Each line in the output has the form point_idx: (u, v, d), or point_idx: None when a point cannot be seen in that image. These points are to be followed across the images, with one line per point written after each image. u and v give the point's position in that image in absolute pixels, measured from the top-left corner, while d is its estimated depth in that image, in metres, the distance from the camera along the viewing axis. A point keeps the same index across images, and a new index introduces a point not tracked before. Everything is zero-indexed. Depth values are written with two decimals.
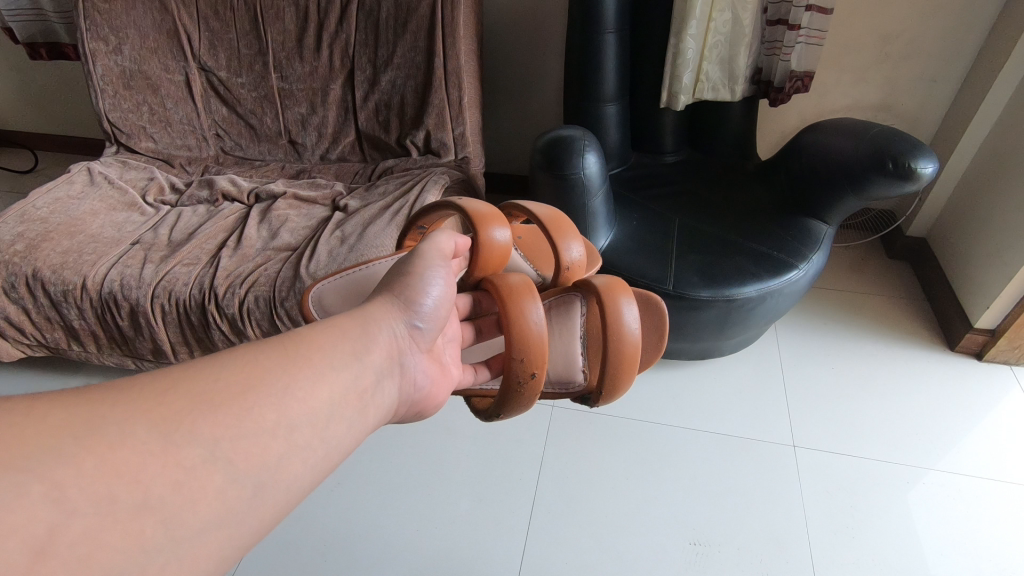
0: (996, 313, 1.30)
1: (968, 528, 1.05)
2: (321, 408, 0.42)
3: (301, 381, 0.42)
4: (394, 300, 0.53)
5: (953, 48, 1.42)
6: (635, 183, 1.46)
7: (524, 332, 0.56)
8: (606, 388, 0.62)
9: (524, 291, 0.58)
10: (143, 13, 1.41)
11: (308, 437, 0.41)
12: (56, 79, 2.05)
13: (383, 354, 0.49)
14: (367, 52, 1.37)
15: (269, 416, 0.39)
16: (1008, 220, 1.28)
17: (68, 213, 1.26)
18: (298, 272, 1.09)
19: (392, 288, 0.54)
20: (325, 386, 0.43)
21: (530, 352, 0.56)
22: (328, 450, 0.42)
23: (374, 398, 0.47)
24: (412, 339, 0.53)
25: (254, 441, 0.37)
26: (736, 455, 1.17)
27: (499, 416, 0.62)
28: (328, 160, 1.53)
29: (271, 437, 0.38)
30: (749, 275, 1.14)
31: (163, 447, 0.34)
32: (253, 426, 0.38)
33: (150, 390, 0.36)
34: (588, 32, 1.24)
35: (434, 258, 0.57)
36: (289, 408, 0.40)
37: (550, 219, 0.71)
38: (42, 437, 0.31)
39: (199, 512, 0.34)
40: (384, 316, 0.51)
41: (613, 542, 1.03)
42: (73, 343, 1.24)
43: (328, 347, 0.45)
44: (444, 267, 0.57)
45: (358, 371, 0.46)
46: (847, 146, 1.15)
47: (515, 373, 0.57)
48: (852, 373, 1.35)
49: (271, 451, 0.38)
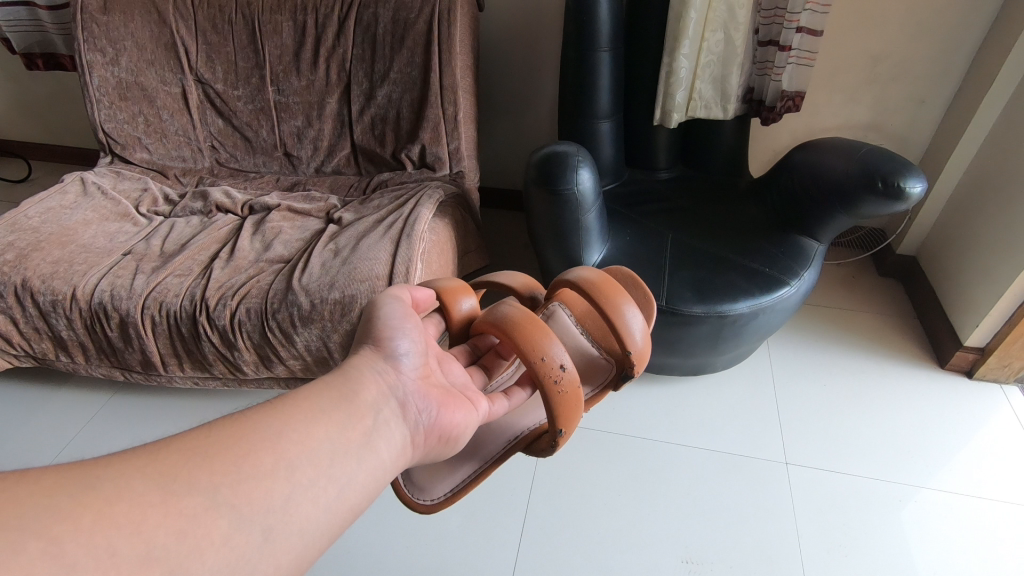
0: (985, 332, 1.31)
1: (959, 545, 1.05)
2: (320, 447, 0.43)
3: (295, 425, 0.43)
4: (366, 345, 0.53)
5: (940, 72, 1.45)
6: (629, 199, 1.47)
7: (535, 336, 0.55)
8: (634, 351, 0.60)
9: (520, 316, 0.56)
10: (141, 27, 1.42)
11: (313, 476, 0.42)
12: (53, 88, 2.05)
13: (368, 391, 0.49)
14: (364, 67, 1.38)
15: (266, 459, 0.40)
16: (997, 240, 1.29)
17: (61, 223, 1.26)
18: (290, 284, 1.09)
19: (361, 338, 0.55)
20: (320, 426, 0.44)
21: (548, 345, 0.55)
22: (339, 490, 0.43)
23: (374, 433, 0.47)
24: (401, 374, 0.52)
25: (255, 484, 0.39)
26: (730, 471, 1.17)
27: (562, 433, 0.57)
28: (323, 173, 1.52)
29: (272, 478, 0.40)
30: (741, 292, 1.15)
31: (163, 499, 0.36)
32: (252, 470, 0.39)
33: (142, 451, 0.38)
34: (582, 51, 1.26)
35: (388, 298, 0.57)
36: (287, 449, 0.41)
37: (526, 287, 0.68)
38: (36, 498, 0.33)
39: (206, 561, 0.35)
40: (363, 361, 0.51)
41: (603, 558, 1.02)
42: (61, 353, 1.23)
43: (314, 394, 0.47)
44: (399, 302, 0.57)
45: (349, 408, 0.47)
46: (836, 167, 1.17)
47: (547, 377, 0.54)
48: (843, 390, 1.35)
49: (274, 492, 0.39)
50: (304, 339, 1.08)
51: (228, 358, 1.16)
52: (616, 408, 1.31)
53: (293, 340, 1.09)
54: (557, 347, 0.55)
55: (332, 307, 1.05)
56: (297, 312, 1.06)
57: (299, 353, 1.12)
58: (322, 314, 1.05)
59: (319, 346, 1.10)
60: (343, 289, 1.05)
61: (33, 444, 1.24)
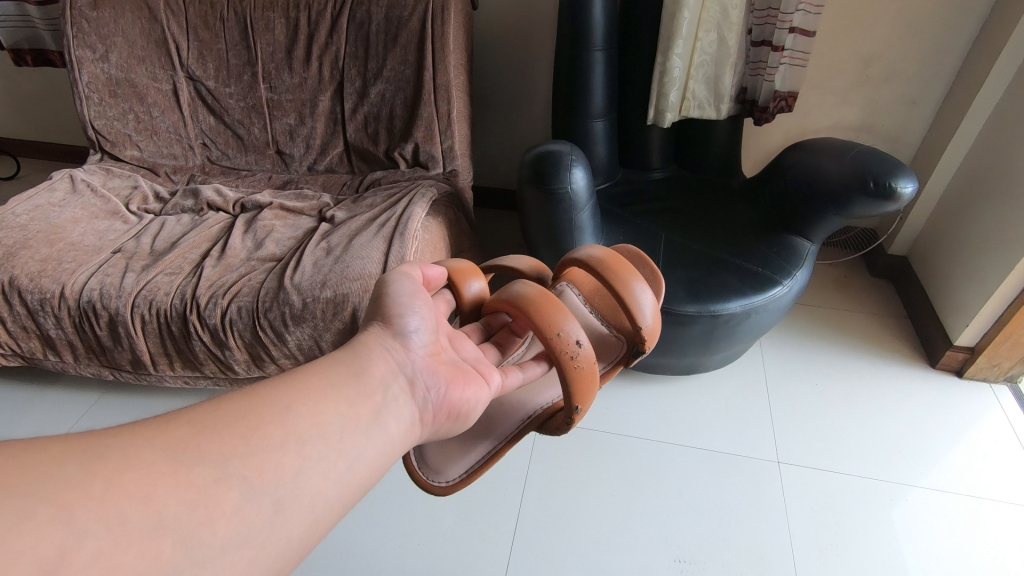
0: (975, 332, 1.32)
1: (950, 545, 1.05)
2: (330, 421, 0.43)
3: (304, 400, 0.43)
4: (376, 323, 0.53)
5: (932, 72, 1.46)
6: (623, 198, 1.47)
7: (550, 313, 0.55)
8: (646, 327, 0.60)
9: (539, 295, 0.56)
10: (132, 23, 1.41)
11: (323, 449, 0.42)
12: (42, 84, 2.03)
13: (377, 368, 0.49)
14: (357, 65, 1.37)
15: (276, 433, 0.40)
16: (988, 240, 1.30)
17: (49, 220, 1.24)
18: (282, 283, 1.08)
19: (373, 314, 0.54)
20: (329, 401, 0.44)
21: (561, 324, 0.54)
22: (350, 464, 0.43)
23: (383, 409, 0.47)
24: (410, 352, 0.52)
25: (265, 456, 0.39)
26: (723, 470, 1.17)
27: (579, 409, 0.56)
28: (315, 171, 1.51)
29: (282, 452, 0.40)
30: (734, 291, 1.15)
31: (172, 468, 0.35)
32: (262, 443, 0.39)
33: (150, 423, 0.38)
34: (577, 50, 1.26)
35: (401, 274, 0.56)
36: (297, 423, 0.41)
37: (534, 266, 0.69)
38: (45, 465, 0.32)
39: (218, 530, 0.35)
40: (373, 339, 0.51)
41: (596, 557, 1.02)
42: (49, 352, 1.21)
43: (322, 370, 0.46)
44: (412, 278, 0.56)
45: (358, 385, 0.47)
46: (829, 163, 1.17)
47: (565, 353, 0.54)
48: (835, 389, 1.36)
49: (284, 464, 0.39)
50: (296, 337, 1.08)
51: (220, 357, 1.15)
52: (610, 406, 1.31)
53: (284, 339, 1.09)
54: (569, 323, 0.55)
55: (324, 306, 1.04)
56: (288, 310, 1.05)
57: (291, 352, 1.11)
58: (314, 313, 1.05)
59: (312, 344, 1.09)
60: (336, 288, 1.05)
61: None
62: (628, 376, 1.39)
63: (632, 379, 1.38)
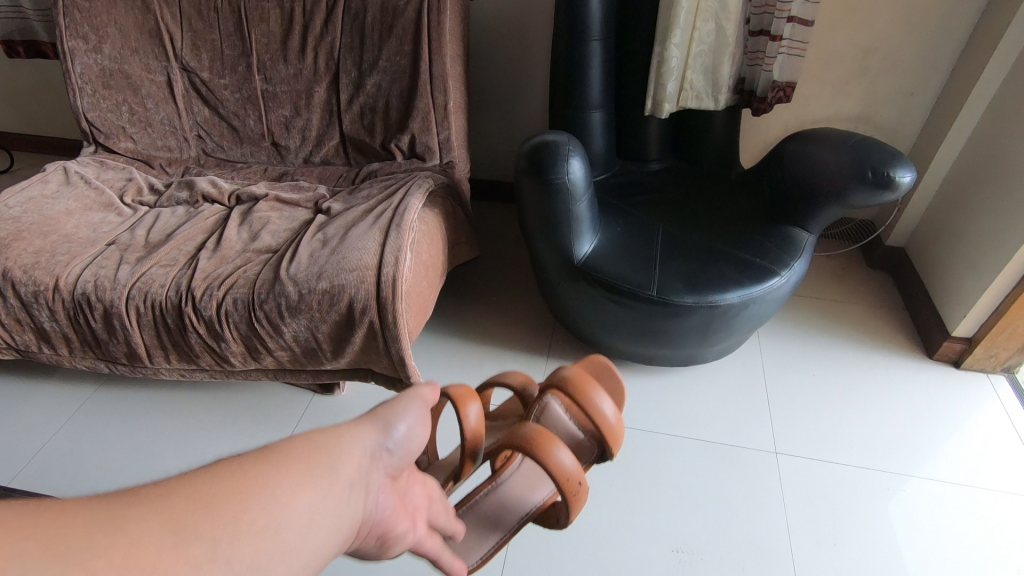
0: (972, 322, 1.32)
1: (947, 534, 1.06)
2: (308, 522, 0.31)
3: (283, 489, 0.30)
4: (363, 420, 0.37)
5: (930, 63, 1.46)
6: (620, 190, 1.46)
7: (552, 449, 0.49)
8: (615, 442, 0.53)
9: (542, 434, 0.50)
10: (126, 14, 1.40)
11: (294, 552, 0.30)
12: (35, 77, 2.01)
13: (350, 476, 0.34)
14: (353, 55, 1.36)
15: (252, 518, 0.28)
16: (986, 230, 1.30)
17: (42, 212, 1.24)
18: (278, 274, 1.07)
19: (370, 413, 0.38)
20: (310, 495, 0.31)
21: (555, 459, 0.49)
22: (320, 561, 0.31)
23: (339, 536, 0.33)
24: (377, 481, 0.36)
25: (237, 544, 0.27)
26: (721, 461, 1.17)
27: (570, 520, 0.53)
28: (311, 164, 1.50)
29: (260, 541, 0.28)
30: (732, 282, 1.15)
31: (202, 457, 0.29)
32: (238, 526, 0.28)
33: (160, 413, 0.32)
34: (574, 40, 1.25)
35: (414, 397, 0.40)
36: (279, 516, 0.29)
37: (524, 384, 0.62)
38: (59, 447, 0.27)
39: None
40: (353, 439, 0.35)
41: (594, 549, 1.02)
42: (44, 345, 1.21)
43: (297, 453, 0.32)
44: (420, 408, 0.40)
45: (337, 490, 0.33)
46: (827, 154, 1.17)
47: (571, 487, 0.50)
48: (833, 380, 1.36)
49: (259, 558, 0.28)
50: (292, 329, 1.07)
51: (216, 350, 1.14)
52: None
53: (280, 331, 1.08)
54: (564, 455, 0.49)
55: (320, 297, 1.04)
56: (284, 302, 1.05)
57: (287, 344, 1.11)
58: (311, 304, 1.04)
59: (308, 336, 1.09)
60: (332, 278, 1.04)
61: (14, 442, 1.22)
62: (625, 368, 1.39)
63: (629, 371, 1.38)
